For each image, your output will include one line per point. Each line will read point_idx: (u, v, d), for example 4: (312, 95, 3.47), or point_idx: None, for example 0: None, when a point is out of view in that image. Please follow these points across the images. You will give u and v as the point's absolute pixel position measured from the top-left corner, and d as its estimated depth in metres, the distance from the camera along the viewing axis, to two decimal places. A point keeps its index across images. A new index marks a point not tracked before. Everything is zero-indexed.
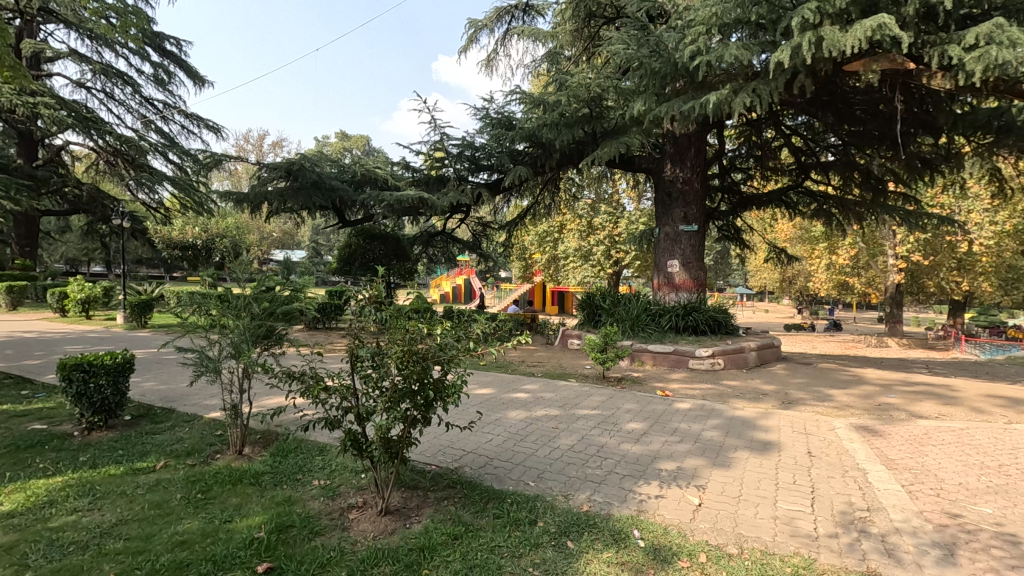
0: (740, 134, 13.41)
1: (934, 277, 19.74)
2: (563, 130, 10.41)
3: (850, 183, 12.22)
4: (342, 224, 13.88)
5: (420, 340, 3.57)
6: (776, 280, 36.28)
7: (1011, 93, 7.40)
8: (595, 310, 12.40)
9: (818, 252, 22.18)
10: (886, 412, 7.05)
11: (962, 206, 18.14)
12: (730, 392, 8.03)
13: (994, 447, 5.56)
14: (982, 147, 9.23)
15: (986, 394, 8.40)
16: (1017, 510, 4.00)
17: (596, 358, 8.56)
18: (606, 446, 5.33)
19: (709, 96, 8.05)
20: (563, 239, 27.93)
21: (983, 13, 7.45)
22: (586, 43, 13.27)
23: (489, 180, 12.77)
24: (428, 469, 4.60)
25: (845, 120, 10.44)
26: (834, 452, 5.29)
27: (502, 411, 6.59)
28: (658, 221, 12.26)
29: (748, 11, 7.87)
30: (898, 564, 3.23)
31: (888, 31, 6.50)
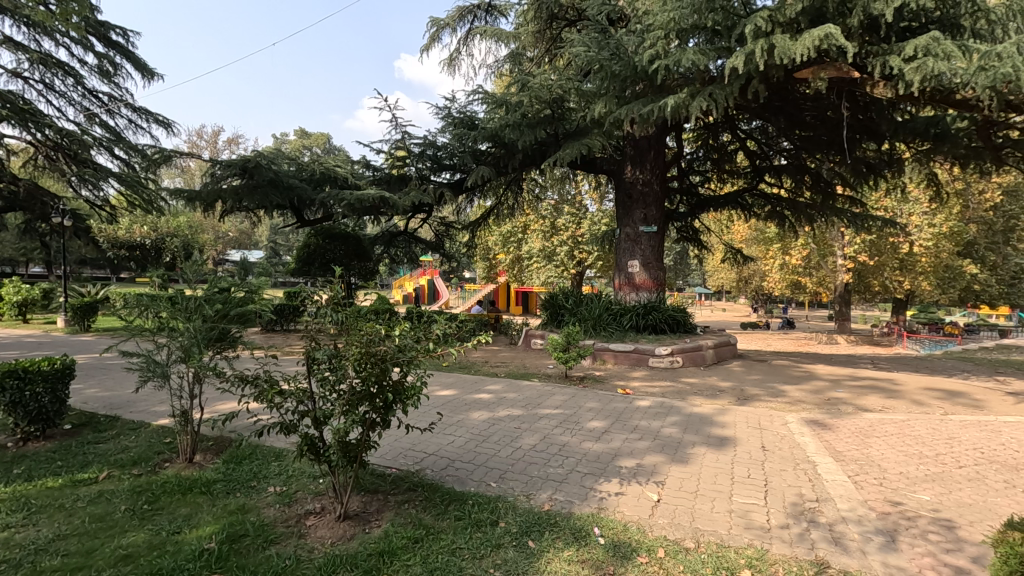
0: (697, 138, 13.74)
1: (879, 277, 20.71)
2: (526, 131, 10.47)
3: (801, 186, 12.68)
4: (301, 224, 13.53)
5: (379, 342, 3.50)
6: (733, 280, 37.45)
7: (947, 103, 7.82)
8: (558, 310, 12.48)
9: (772, 253, 22.97)
10: (834, 406, 7.35)
11: (904, 209, 19.10)
12: (688, 390, 8.22)
13: (931, 437, 5.86)
14: (921, 153, 9.75)
15: (925, 388, 8.87)
16: (952, 496, 4.23)
17: (558, 358, 8.62)
18: (567, 445, 5.36)
19: (668, 99, 8.23)
20: (526, 240, 28.03)
21: (921, 25, 7.77)
22: (548, 45, 13.38)
23: (451, 180, 12.68)
24: (388, 472, 4.53)
25: (796, 125, 10.82)
26: (786, 446, 5.47)
27: (464, 412, 6.55)
28: (619, 222, 12.44)
29: (704, 17, 8.09)
30: (843, 552, 3.37)
31: (834, 41, 6.78)
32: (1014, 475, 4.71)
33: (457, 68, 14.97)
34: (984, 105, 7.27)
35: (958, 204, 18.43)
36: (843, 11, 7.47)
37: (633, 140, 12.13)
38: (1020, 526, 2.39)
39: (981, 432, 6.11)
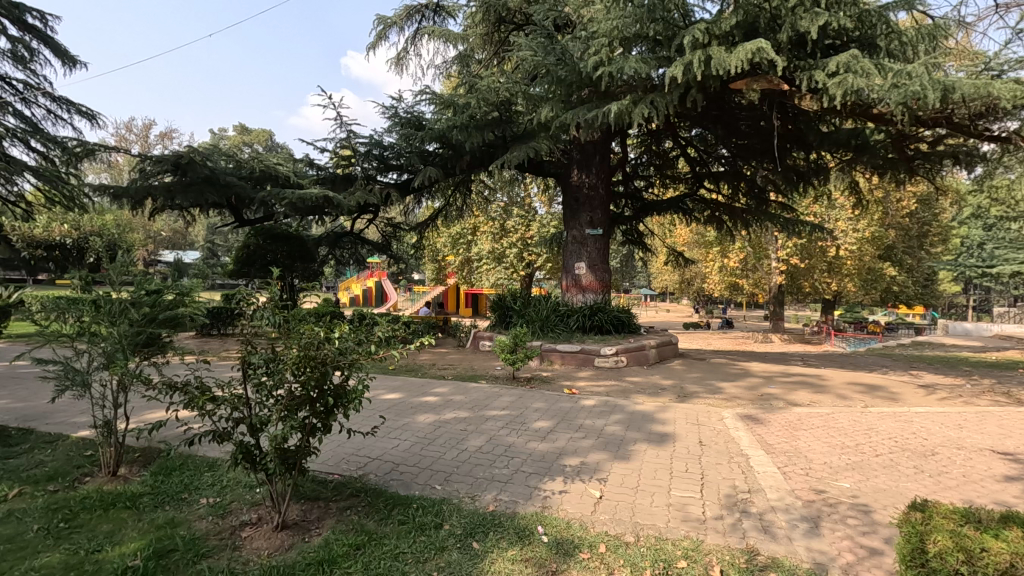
0: (641, 144, 14.13)
1: (809, 278, 21.93)
2: (474, 132, 10.46)
3: (738, 192, 13.28)
4: (239, 223, 12.97)
5: (319, 345, 3.41)
6: (676, 282, 38.74)
7: (866, 116, 8.40)
8: (506, 312, 12.53)
9: (712, 256, 23.90)
10: (767, 401, 7.74)
11: (831, 215, 20.30)
12: (632, 388, 8.43)
13: (853, 428, 6.26)
14: (844, 163, 10.41)
15: (848, 382, 9.49)
16: (869, 483, 4.54)
17: (506, 359, 8.65)
18: (513, 445, 5.40)
19: (612, 106, 8.45)
20: (476, 241, 27.99)
21: (843, 43, 8.29)
22: (497, 48, 13.41)
23: (398, 180, 12.50)
24: (330, 478, 4.42)
25: (733, 134, 11.31)
26: (721, 440, 5.72)
27: (410, 416, 6.47)
28: (566, 225, 12.64)
29: (646, 27, 8.37)
30: (772, 539, 3.56)
31: (765, 55, 7.16)
32: (923, 461, 5.10)
33: (404, 67, 14.79)
34: (898, 120, 7.86)
35: (878, 211, 19.78)
36: (774, 27, 7.89)
37: (579, 145, 12.37)
38: (922, 507, 2.60)
39: (896, 422, 6.59)
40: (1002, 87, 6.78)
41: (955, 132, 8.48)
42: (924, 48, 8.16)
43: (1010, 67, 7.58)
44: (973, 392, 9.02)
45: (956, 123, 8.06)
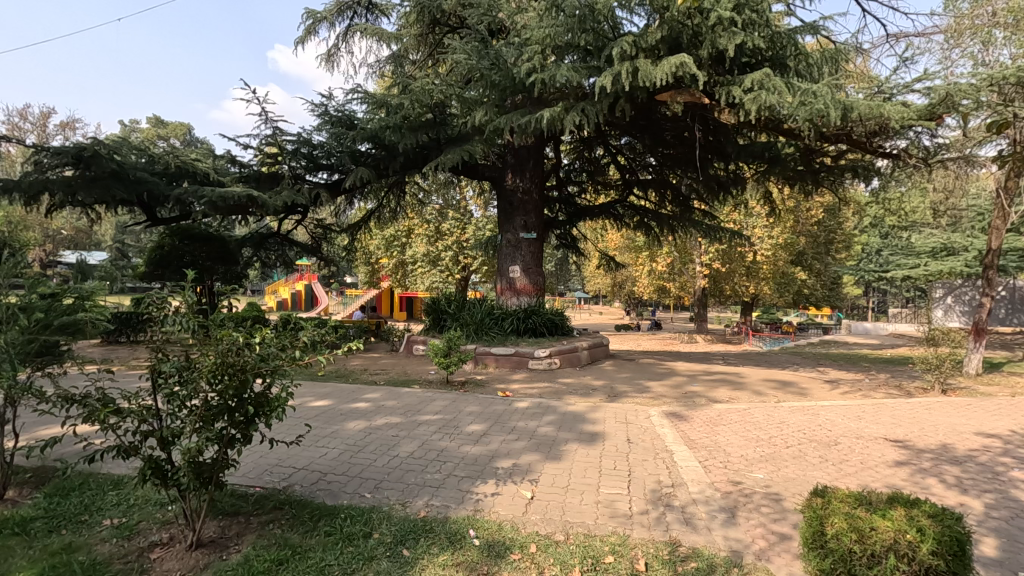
0: (574, 150, 14.46)
1: (730, 282, 23.21)
2: (407, 134, 10.31)
3: (665, 200, 13.87)
4: (152, 223, 12.10)
5: (237, 351, 3.22)
6: (608, 285, 39.89)
7: (778, 131, 9.02)
8: (440, 315, 12.43)
9: (641, 260, 24.82)
10: (690, 399, 8.13)
11: (749, 222, 21.63)
12: (564, 390, 8.59)
13: (767, 422, 6.68)
14: (759, 173, 11.12)
15: (763, 379, 10.14)
16: (780, 473, 4.87)
17: (439, 363, 8.57)
18: (445, 449, 5.35)
19: (544, 112, 8.61)
20: (410, 244, 27.60)
21: (757, 62, 8.84)
22: (431, 49, 13.30)
23: (328, 180, 12.10)
24: (251, 492, 4.21)
25: (659, 143, 11.80)
26: (648, 437, 5.95)
27: (339, 423, 6.27)
28: (500, 228, 12.71)
29: (577, 36, 8.60)
30: (692, 530, 3.74)
31: (688, 69, 7.55)
32: (827, 451, 5.53)
33: (335, 64, 14.36)
34: (806, 136, 8.51)
35: (791, 219, 21.28)
36: (696, 43, 8.32)
37: (513, 149, 12.50)
38: (822, 492, 2.81)
39: (804, 416, 7.10)
40: (893, 109, 7.50)
41: (854, 148, 9.28)
42: (828, 70, 8.88)
43: (899, 91, 8.40)
44: (871, 385, 9.88)
45: (855, 140, 8.83)
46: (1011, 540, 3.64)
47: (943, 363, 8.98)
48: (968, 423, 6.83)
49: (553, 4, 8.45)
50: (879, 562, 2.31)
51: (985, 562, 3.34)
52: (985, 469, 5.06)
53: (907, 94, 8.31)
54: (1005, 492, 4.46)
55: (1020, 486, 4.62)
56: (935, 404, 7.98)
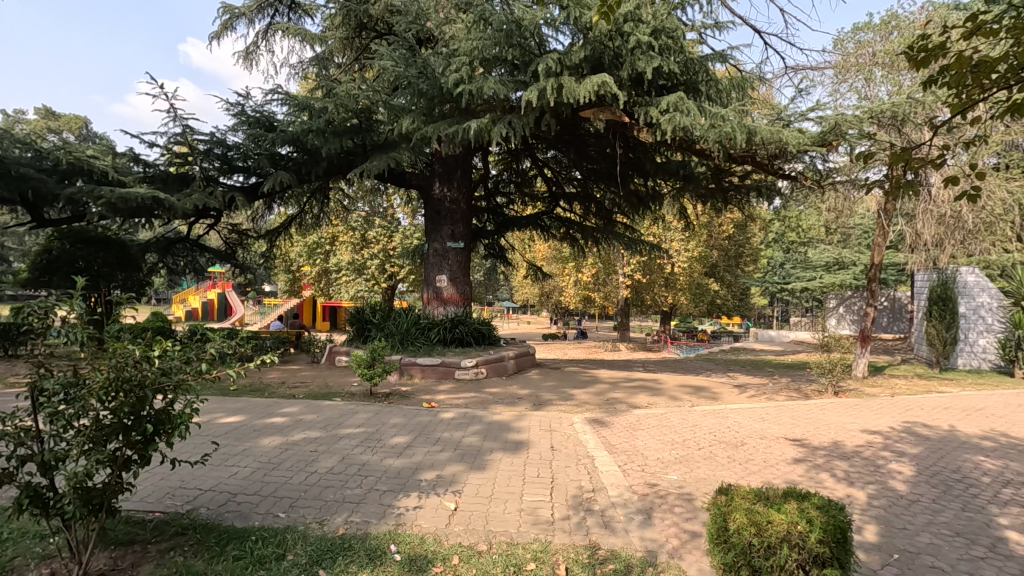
0: (501, 161, 14.62)
1: (650, 292, 24.28)
2: (331, 138, 10.02)
3: (589, 213, 14.31)
4: (38, 224, 10.95)
5: (132, 366, 2.95)
6: (535, 295, 40.52)
7: (692, 150, 9.59)
8: (364, 325, 12.10)
9: (567, 270, 25.43)
10: (612, 405, 8.41)
11: (667, 236, 22.79)
12: (490, 399, 8.60)
13: (682, 426, 7.03)
14: (676, 190, 11.76)
15: (680, 384, 10.67)
16: (692, 474, 5.13)
17: (362, 374, 8.33)
18: (367, 463, 5.20)
19: (471, 123, 8.69)
20: (334, 251, 26.74)
21: (673, 85, 9.36)
22: (358, 54, 13.03)
23: (244, 183, 11.47)
24: (149, 518, 3.88)
25: (584, 158, 12.21)
26: (571, 444, 6.08)
27: (252, 439, 5.93)
28: (427, 237, 12.60)
29: (504, 50, 8.75)
30: (611, 532, 3.86)
31: (609, 89, 7.92)
32: (734, 451, 5.90)
33: (254, 62, 13.72)
34: (715, 156, 9.12)
35: (704, 234, 22.66)
36: (617, 64, 8.73)
37: (441, 158, 12.49)
38: (726, 490, 3.00)
39: (715, 418, 7.54)
40: (789, 135, 8.23)
41: (759, 169, 10.02)
42: (735, 96, 9.58)
43: (795, 118, 9.21)
44: (774, 389, 10.67)
45: (759, 162, 9.55)
46: (888, 525, 4.05)
47: (836, 367, 9.86)
48: (855, 421, 7.53)
49: (481, 17, 8.56)
50: (775, 552, 2.51)
51: (867, 547, 3.69)
52: (868, 463, 5.60)
53: (802, 122, 9.14)
54: (884, 483, 4.96)
55: (897, 477, 5.15)
56: (828, 405, 8.73)
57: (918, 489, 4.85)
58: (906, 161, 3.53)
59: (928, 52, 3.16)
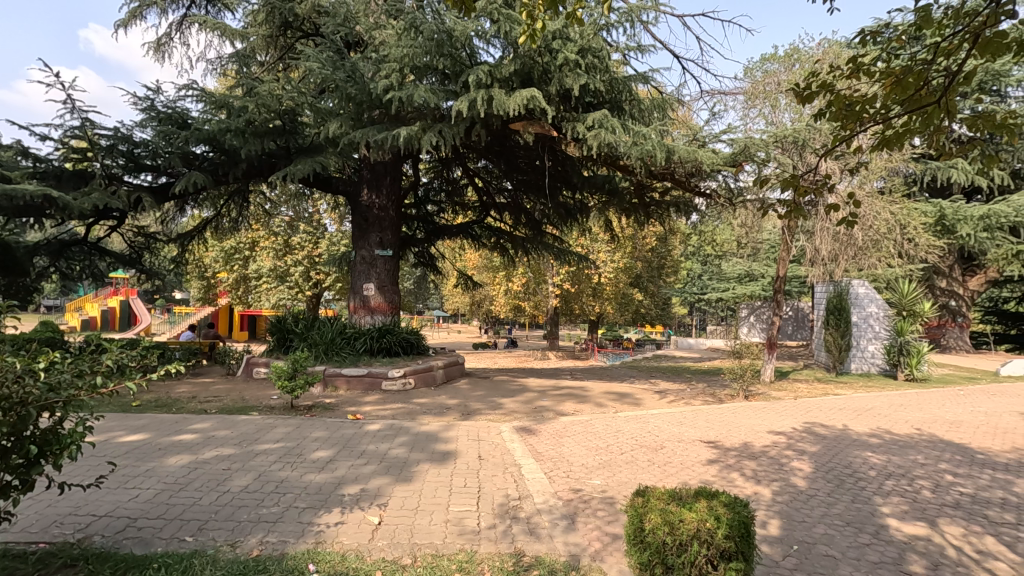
0: (432, 169, 14.54)
1: (579, 302, 24.91)
2: (251, 139, 9.52)
3: (519, 224, 14.50)
4: None
5: (12, 381, 2.65)
6: (467, 303, 40.44)
7: (617, 166, 9.99)
8: (286, 335, 11.56)
9: (498, 279, 25.60)
10: (540, 413, 8.53)
11: (594, 247, 23.51)
12: (418, 410, 8.48)
13: (606, 432, 7.24)
14: (601, 203, 12.18)
15: (605, 391, 11.01)
16: (614, 477, 5.31)
17: (282, 387, 7.95)
18: (285, 480, 4.97)
19: (400, 130, 8.60)
20: (254, 257, 25.49)
21: (599, 103, 9.72)
22: (282, 53, 12.57)
23: (153, 183, 10.68)
24: (32, 550, 3.50)
25: (514, 170, 12.39)
26: (498, 453, 6.11)
27: (156, 459, 5.50)
28: (354, 244, 12.27)
29: (435, 59, 8.77)
30: (535, 539, 3.92)
31: (537, 103, 8.14)
32: (654, 454, 6.16)
33: (166, 55, 12.88)
34: (637, 172, 9.56)
35: (629, 246, 23.59)
36: (545, 80, 8.97)
37: (369, 164, 12.23)
38: (643, 491, 3.13)
39: (637, 423, 7.84)
40: (704, 155, 8.80)
41: (678, 186, 10.59)
42: (656, 116, 10.09)
43: (710, 139, 9.85)
44: (692, 394, 11.25)
45: (678, 180, 10.09)
46: (789, 519, 4.37)
47: (746, 373, 10.56)
48: (763, 423, 8.08)
49: (411, 24, 8.51)
50: (687, 549, 2.65)
51: (770, 540, 3.97)
52: (774, 461, 6.02)
53: (716, 143, 9.80)
54: (787, 480, 5.36)
55: (797, 473, 5.58)
56: (739, 408, 9.32)
57: (816, 484, 5.28)
58: (797, 186, 3.97)
59: (813, 89, 3.54)
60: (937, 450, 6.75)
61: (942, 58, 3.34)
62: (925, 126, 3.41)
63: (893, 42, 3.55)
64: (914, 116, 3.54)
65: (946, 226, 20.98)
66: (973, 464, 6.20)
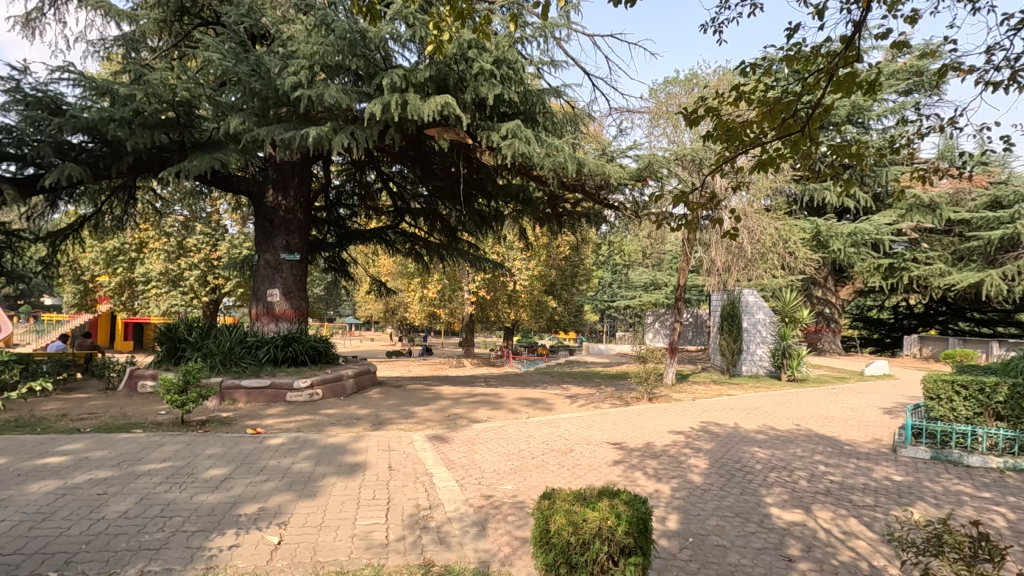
0: (344, 171, 14.11)
1: (494, 309, 25.10)
2: (140, 131, 8.70)
3: (434, 229, 14.37)
4: None
5: None
6: (380, 311, 39.45)
7: (531, 175, 10.21)
8: (177, 345, 10.63)
9: (413, 286, 25.22)
10: (453, 421, 8.49)
11: (510, 255, 23.86)
12: (325, 421, 8.12)
13: (518, 438, 7.33)
14: (516, 212, 12.39)
15: (519, 397, 11.16)
16: (526, 482, 5.39)
17: (171, 401, 7.30)
18: (173, 502, 4.57)
19: (309, 129, 8.26)
20: (142, 260, 23.34)
21: (514, 113, 9.91)
22: (177, 40, 11.67)
23: (18, 175, 9.44)
24: None
25: (429, 175, 12.30)
26: (409, 463, 5.99)
27: (13, 487, 4.83)
28: (258, 248, 11.59)
29: (348, 59, 8.53)
30: (445, 548, 3.89)
31: (451, 109, 8.18)
32: (563, 458, 6.32)
33: (37, 32, 11.49)
34: (550, 182, 9.84)
35: (543, 254, 24.14)
36: (461, 87, 9.04)
37: (275, 163, 11.64)
38: (549, 494, 3.19)
39: (548, 428, 8.02)
40: (612, 169, 9.23)
41: (589, 199, 11.01)
42: (569, 129, 10.44)
43: (618, 154, 10.38)
44: (601, 398, 11.69)
45: (588, 192, 10.51)
46: (686, 513, 4.66)
47: (651, 376, 11.15)
48: (664, 424, 8.56)
49: (323, 21, 8.23)
50: (589, 547, 2.75)
51: (669, 534, 4.21)
52: (673, 460, 6.40)
53: (623, 159, 10.32)
54: (684, 476, 5.72)
55: (694, 470, 5.96)
56: (643, 410, 9.81)
57: (710, 479, 5.68)
58: (686, 201, 4.26)
59: (701, 112, 3.79)
60: (812, 443, 7.50)
61: (807, 91, 3.75)
62: (794, 151, 3.79)
63: (769, 74, 3.92)
64: (786, 141, 3.91)
65: (821, 241, 23.45)
66: (841, 454, 6.95)
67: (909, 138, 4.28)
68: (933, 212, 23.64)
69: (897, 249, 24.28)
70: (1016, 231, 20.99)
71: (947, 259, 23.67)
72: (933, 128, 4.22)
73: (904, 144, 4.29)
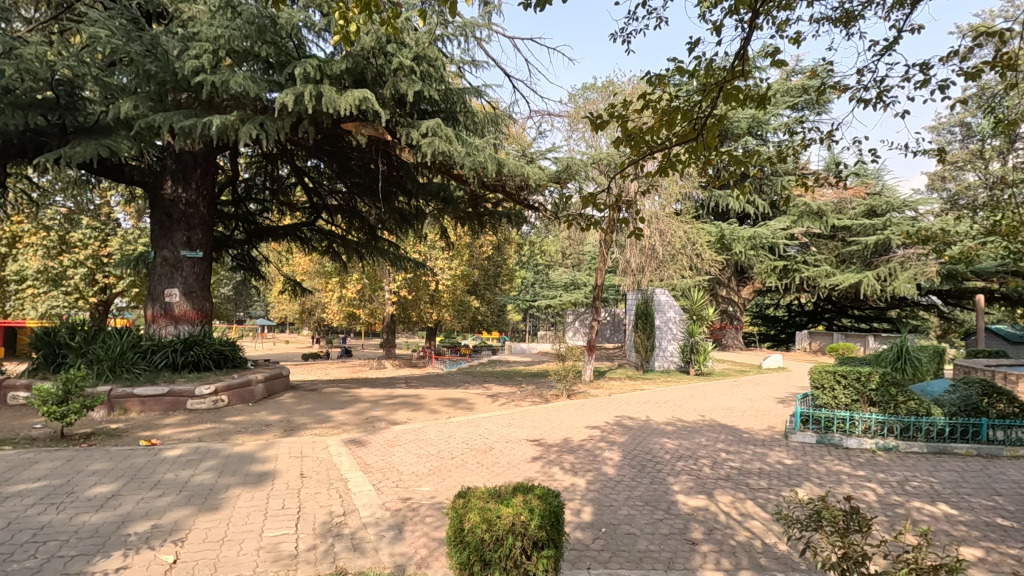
0: (253, 164, 13.32)
1: (416, 309, 24.71)
2: (12, 112, 7.74)
3: (351, 227, 13.90)
4: None
5: None
6: (296, 312, 37.64)
7: (451, 174, 10.16)
8: (57, 350, 9.56)
9: (331, 285, 24.30)
10: (371, 423, 8.26)
11: (432, 253, 23.56)
12: (231, 429, 7.63)
13: (437, 439, 7.25)
14: (436, 210, 12.27)
15: (440, 398, 11.07)
16: (445, 482, 5.36)
17: (48, 414, 6.54)
18: (48, 525, 4.11)
19: (213, 118, 7.71)
20: (17, 256, 21.07)
21: (435, 111, 9.82)
22: (58, 11, 10.52)
23: None
24: None
25: (346, 171, 11.88)
26: (323, 469, 5.77)
27: None
28: (154, 244, 10.69)
29: (257, 46, 8.10)
30: (360, 554, 3.78)
31: (369, 104, 7.97)
32: (483, 457, 6.33)
33: None
34: (471, 181, 9.84)
35: (466, 254, 24.08)
36: (379, 82, 8.84)
37: (175, 153, 10.77)
38: (465, 492, 3.18)
39: (468, 427, 8.01)
40: (530, 170, 9.38)
41: (511, 199, 11.12)
42: (490, 129, 10.49)
43: (537, 156, 10.57)
44: (521, 396, 11.83)
45: (510, 192, 10.64)
46: (599, 505, 4.83)
47: (569, 374, 11.44)
48: (581, 419, 8.82)
49: (227, 3, 7.81)
50: (502, 543, 2.78)
51: (583, 526, 4.34)
52: (589, 453, 6.61)
53: (542, 160, 10.52)
54: (599, 469, 5.93)
55: (608, 463, 6.19)
56: (562, 406, 10.04)
57: (622, 470, 5.92)
58: (596, 203, 4.39)
59: (606, 118, 3.93)
60: (715, 432, 8.02)
61: (705, 101, 4.00)
62: (692, 157, 4.02)
63: (672, 85, 4.13)
64: (686, 149, 4.14)
65: (725, 244, 25.12)
66: (740, 442, 7.49)
67: (796, 149, 4.68)
68: (821, 219, 26.03)
69: (790, 252, 26.51)
70: (888, 237, 23.60)
71: (832, 261, 26.15)
72: (813, 140, 4.65)
73: (792, 153, 4.68)
